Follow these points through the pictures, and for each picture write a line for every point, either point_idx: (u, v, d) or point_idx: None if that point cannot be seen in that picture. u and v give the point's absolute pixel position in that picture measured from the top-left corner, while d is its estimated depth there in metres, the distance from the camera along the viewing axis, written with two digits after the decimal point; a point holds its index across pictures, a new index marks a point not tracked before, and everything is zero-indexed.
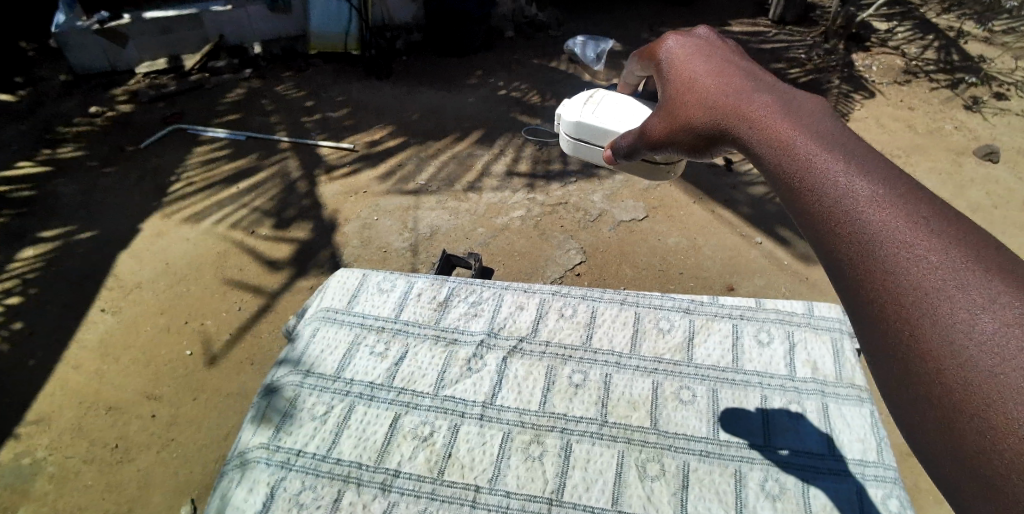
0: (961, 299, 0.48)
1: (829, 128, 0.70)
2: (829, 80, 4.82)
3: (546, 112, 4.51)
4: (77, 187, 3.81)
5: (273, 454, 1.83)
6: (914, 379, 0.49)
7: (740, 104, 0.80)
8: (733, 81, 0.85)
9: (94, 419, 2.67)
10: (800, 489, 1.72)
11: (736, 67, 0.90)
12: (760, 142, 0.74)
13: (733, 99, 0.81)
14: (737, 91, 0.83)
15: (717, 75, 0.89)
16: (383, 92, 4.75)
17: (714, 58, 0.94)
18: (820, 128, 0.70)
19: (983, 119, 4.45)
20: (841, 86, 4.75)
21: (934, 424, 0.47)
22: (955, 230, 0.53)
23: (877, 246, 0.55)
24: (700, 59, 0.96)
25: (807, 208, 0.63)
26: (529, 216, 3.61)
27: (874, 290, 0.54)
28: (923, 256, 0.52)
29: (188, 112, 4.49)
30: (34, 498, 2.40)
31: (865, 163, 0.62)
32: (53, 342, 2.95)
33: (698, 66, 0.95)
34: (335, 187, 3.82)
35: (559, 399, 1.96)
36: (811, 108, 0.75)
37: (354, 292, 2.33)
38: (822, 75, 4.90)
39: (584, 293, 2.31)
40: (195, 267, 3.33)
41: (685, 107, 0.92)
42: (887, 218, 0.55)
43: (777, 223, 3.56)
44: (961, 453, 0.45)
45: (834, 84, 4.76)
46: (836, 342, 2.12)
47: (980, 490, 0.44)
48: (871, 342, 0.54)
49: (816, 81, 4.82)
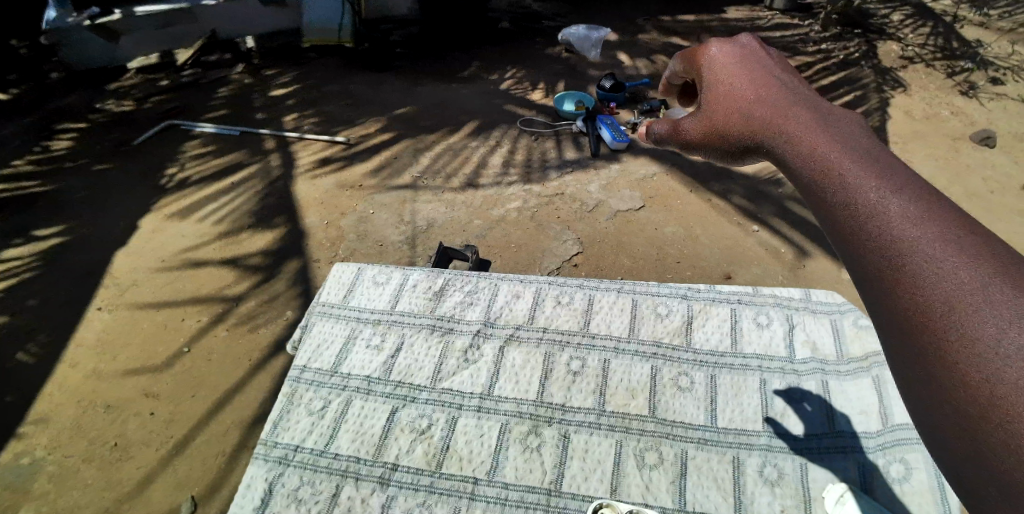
0: (991, 314, 0.52)
1: (857, 142, 0.75)
2: (863, 75, 4.71)
3: (540, 104, 4.49)
4: (70, 186, 3.77)
5: (271, 450, 1.83)
6: (941, 391, 0.54)
7: (774, 120, 0.86)
8: (768, 92, 0.91)
9: (92, 418, 2.66)
10: (799, 474, 1.74)
11: (767, 77, 0.95)
12: (793, 155, 0.79)
13: (767, 114, 0.88)
14: (768, 103, 0.89)
15: (752, 83, 0.96)
16: (377, 84, 4.73)
17: (752, 70, 0.98)
18: (851, 141, 0.75)
19: (979, 104, 4.44)
20: (874, 80, 4.66)
21: (959, 435, 0.52)
22: (983, 248, 0.57)
23: (908, 257, 0.59)
24: (733, 65, 1.02)
25: (834, 216, 0.68)
26: (525, 207, 3.60)
27: (901, 299, 0.58)
28: (952, 271, 0.56)
29: (182, 107, 4.45)
30: (35, 497, 2.40)
31: (904, 182, 0.66)
32: (52, 341, 2.95)
33: (732, 71, 1.00)
34: (330, 181, 3.81)
35: (557, 388, 1.96)
36: (842, 121, 0.81)
37: (350, 286, 2.31)
38: (848, 68, 4.81)
39: (581, 282, 2.29)
40: (191, 263, 3.31)
41: (720, 112, 0.98)
42: (919, 234, 0.60)
43: (774, 213, 3.55)
44: (980, 463, 0.50)
45: (867, 80, 4.66)
46: (835, 321, 2.11)
47: (993, 496, 0.49)
48: (900, 353, 0.58)
49: (844, 77, 4.71)
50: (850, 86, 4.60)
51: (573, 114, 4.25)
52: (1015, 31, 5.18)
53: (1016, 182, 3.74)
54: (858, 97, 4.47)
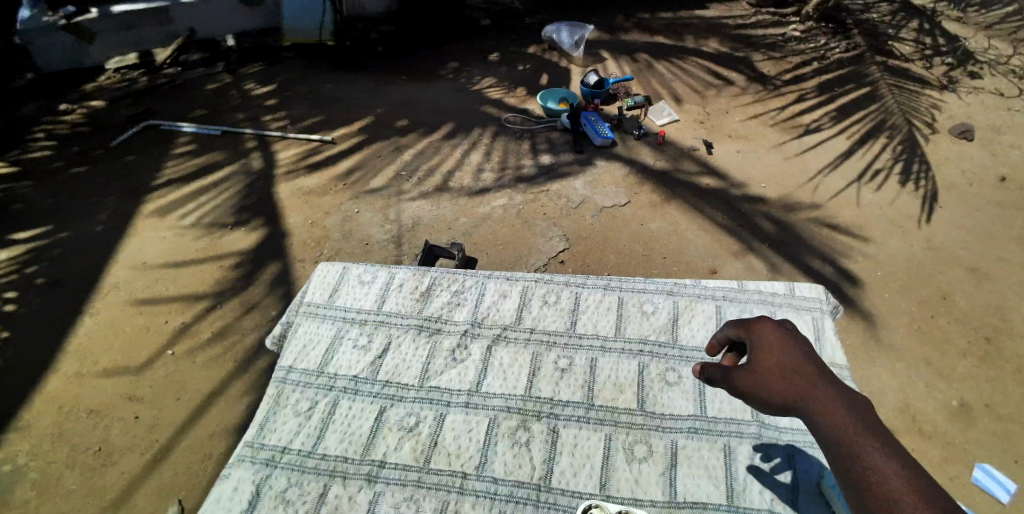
0: None
1: (908, 469, 1.05)
2: (874, 71, 4.60)
3: (524, 100, 4.47)
4: (48, 189, 3.69)
5: (258, 452, 1.82)
6: None
7: (842, 427, 1.12)
8: (826, 393, 1.18)
9: (74, 424, 2.61)
10: (787, 464, 1.76)
11: (820, 375, 1.22)
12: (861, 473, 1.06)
13: (833, 420, 1.13)
14: (830, 409, 1.15)
15: (807, 379, 1.21)
16: (359, 84, 4.68)
17: (808, 365, 1.23)
18: (902, 469, 1.05)
19: (958, 98, 4.49)
20: (888, 77, 4.54)
21: None
22: None
23: None
24: (787, 350, 1.26)
25: None
26: (511, 205, 3.59)
27: None
28: None
29: (160, 107, 4.37)
30: (16, 507, 2.36)
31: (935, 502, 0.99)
32: (31, 348, 2.89)
33: (788, 361, 1.24)
34: (313, 181, 3.77)
35: (545, 384, 1.96)
36: (888, 438, 1.10)
37: (335, 286, 2.29)
38: (860, 65, 4.71)
39: (568, 280, 2.29)
40: (173, 266, 3.26)
41: (783, 397, 1.21)
42: None
43: (758, 206, 3.57)
44: None
45: (880, 76, 4.53)
46: (817, 321, 2.13)
47: None
48: None
49: (853, 73, 4.59)
50: (863, 82, 4.46)
51: (556, 111, 4.23)
52: (991, 28, 5.25)
53: (993, 174, 3.81)
54: (867, 92, 4.32)
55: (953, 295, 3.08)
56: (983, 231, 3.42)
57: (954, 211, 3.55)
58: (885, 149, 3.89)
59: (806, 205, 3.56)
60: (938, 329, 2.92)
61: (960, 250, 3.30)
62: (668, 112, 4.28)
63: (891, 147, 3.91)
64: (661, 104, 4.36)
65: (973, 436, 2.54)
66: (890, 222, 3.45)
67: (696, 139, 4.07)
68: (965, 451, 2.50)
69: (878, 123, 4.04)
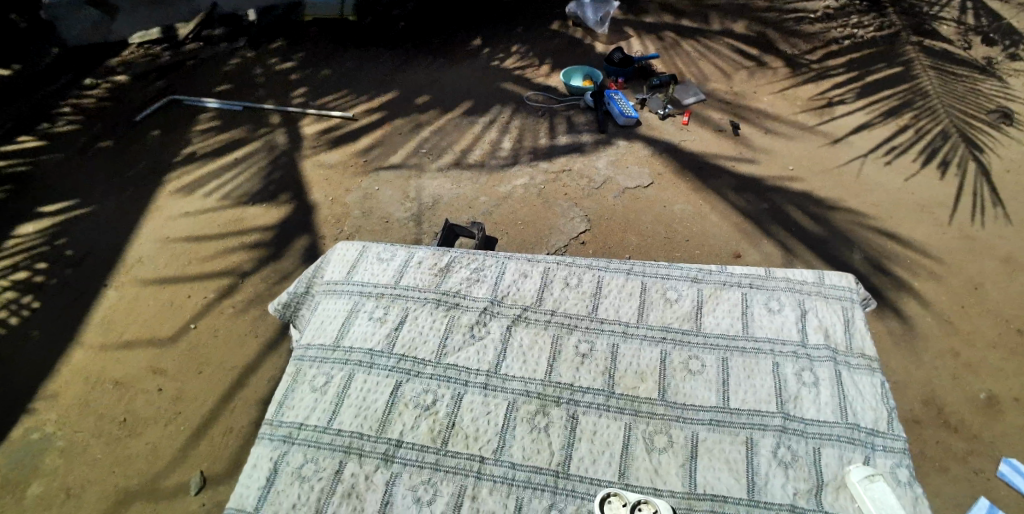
0: None
1: None
2: (909, 52, 4.33)
3: (547, 77, 4.37)
4: (75, 162, 3.74)
5: (276, 429, 1.83)
6: None
7: None
8: None
9: (100, 394, 2.66)
10: (811, 458, 1.71)
11: None
12: None
13: None
14: None
15: None
16: (381, 61, 4.59)
17: None
18: None
19: (999, 81, 4.15)
20: (925, 60, 4.26)
21: None
22: None
23: None
24: None
25: None
26: (531, 184, 3.54)
27: None
28: None
29: (183, 82, 4.37)
30: (45, 473, 2.43)
31: None
32: (57, 320, 2.94)
33: None
34: (332, 157, 3.75)
35: (565, 368, 1.93)
36: None
37: (354, 263, 2.28)
38: (893, 45, 4.44)
39: (590, 263, 2.25)
40: (195, 241, 3.28)
41: None
42: None
43: (787, 189, 3.46)
44: None
45: (917, 59, 4.27)
46: (847, 311, 2.06)
47: None
48: None
49: (884, 53, 4.38)
50: (898, 63, 4.26)
51: (579, 89, 4.11)
52: None
53: None
54: (899, 72, 4.16)
55: (985, 285, 2.95)
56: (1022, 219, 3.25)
57: (992, 198, 3.38)
58: (910, 129, 3.76)
59: (834, 189, 3.45)
60: (967, 321, 2.81)
61: (995, 239, 3.15)
62: (694, 91, 4.17)
63: (917, 127, 3.76)
64: (688, 82, 4.25)
65: (1000, 432, 2.45)
66: (924, 208, 3.32)
67: (723, 119, 3.94)
68: (991, 446, 2.42)
69: (909, 104, 3.91)
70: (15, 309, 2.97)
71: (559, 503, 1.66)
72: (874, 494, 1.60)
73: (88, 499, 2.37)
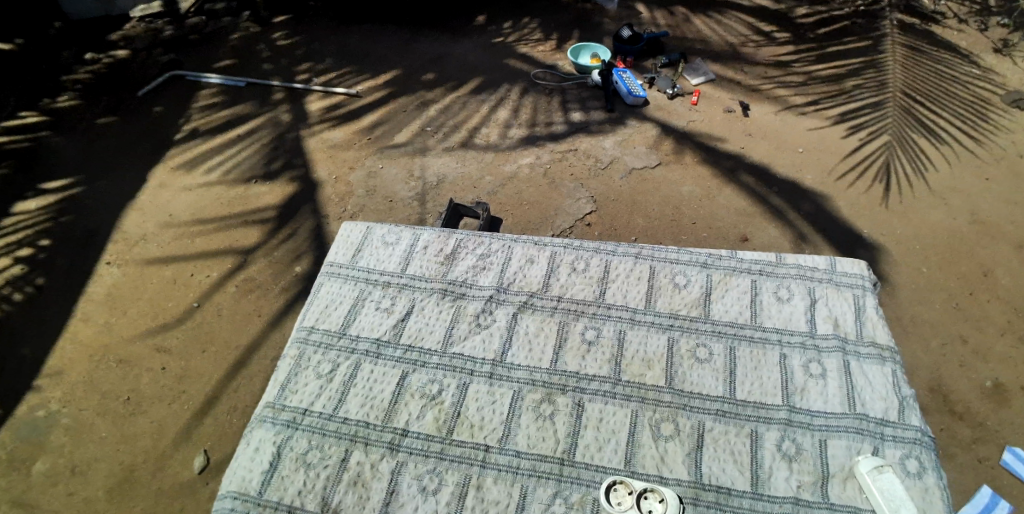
0: None
1: None
2: (886, 28, 4.20)
3: (554, 54, 4.26)
4: (77, 138, 3.69)
5: (280, 413, 1.83)
6: None
7: None
8: None
9: (105, 373, 2.67)
10: (818, 450, 1.70)
11: None
12: None
13: None
14: None
15: None
16: (384, 38, 4.47)
17: None
18: None
19: (1012, 63, 3.95)
20: (901, 38, 4.12)
21: None
22: None
23: None
24: None
25: None
26: (538, 163, 3.49)
27: None
28: None
29: (185, 57, 4.29)
30: (51, 450, 2.45)
31: None
32: (63, 297, 2.93)
33: None
34: (337, 135, 3.69)
35: (571, 357, 1.91)
36: None
37: (359, 246, 2.26)
38: (870, 20, 4.31)
39: (598, 247, 2.22)
40: (198, 220, 3.25)
41: None
42: None
43: (799, 170, 3.39)
44: None
45: (890, 35, 4.14)
46: (857, 299, 2.02)
47: None
48: None
49: (859, 25, 4.27)
50: (867, 37, 4.16)
51: (586, 67, 4.00)
52: None
53: None
54: (867, 46, 4.08)
55: (995, 271, 2.90)
56: None
57: (1003, 182, 3.28)
58: (842, 96, 3.77)
59: (844, 172, 3.37)
60: (977, 307, 2.77)
61: (1005, 224, 3.09)
62: (704, 69, 4.04)
63: (851, 95, 3.76)
64: (698, 61, 4.12)
65: (1007, 419, 2.43)
66: (932, 193, 3.25)
67: (732, 99, 3.84)
68: (997, 433, 2.40)
69: (856, 74, 3.87)
70: (19, 286, 2.96)
71: (564, 492, 1.65)
72: (882, 484, 1.58)
73: (93, 477, 2.38)
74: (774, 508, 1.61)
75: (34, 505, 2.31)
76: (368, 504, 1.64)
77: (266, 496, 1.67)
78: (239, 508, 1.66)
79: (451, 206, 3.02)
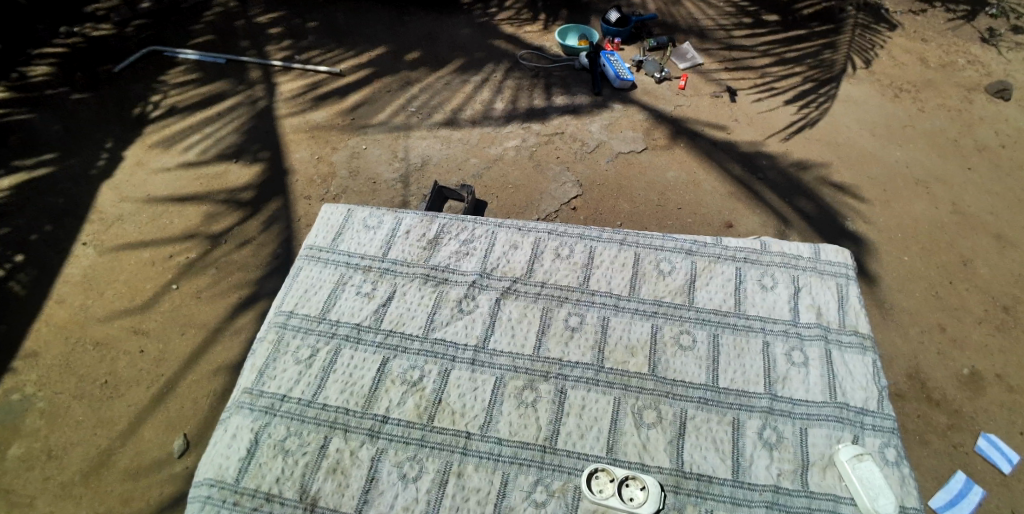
0: None
1: None
2: (850, 9, 4.18)
3: (544, 34, 4.17)
4: (51, 115, 3.56)
5: (257, 400, 1.80)
6: None
7: None
8: None
9: (83, 355, 2.61)
10: (797, 438, 1.71)
11: None
12: None
13: None
14: None
15: None
16: (371, 14, 4.34)
17: None
18: None
19: (998, 54, 3.97)
20: (862, 17, 4.18)
21: None
22: None
23: None
24: None
25: None
26: (524, 146, 3.44)
27: None
28: None
29: (163, 32, 4.14)
30: (27, 434, 2.40)
31: None
32: (37, 278, 2.84)
33: None
34: (319, 114, 3.61)
35: (554, 344, 1.89)
36: None
37: (339, 229, 2.21)
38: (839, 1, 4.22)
39: (583, 232, 2.19)
40: (178, 199, 3.17)
41: None
42: None
43: (785, 156, 3.38)
44: None
45: (851, 17, 4.15)
46: (841, 288, 2.02)
47: None
48: None
49: (837, 9, 4.15)
50: (834, 21, 4.11)
51: (575, 49, 3.93)
52: None
53: None
54: (833, 29, 4.06)
55: (974, 261, 2.93)
56: (1014, 195, 3.19)
57: (985, 174, 3.30)
58: (797, 77, 3.80)
59: (830, 159, 3.37)
60: (954, 296, 2.81)
61: (984, 214, 3.12)
62: (692, 54, 3.97)
63: (805, 76, 3.79)
64: (687, 45, 4.03)
65: (981, 406, 2.48)
66: (915, 182, 3.26)
67: (718, 84, 3.79)
68: (971, 421, 2.44)
69: (813, 55, 3.89)
70: None
71: (546, 479, 1.64)
72: (862, 473, 1.60)
73: (69, 460, 2.34)
74: (754, 495, 1.62)
75: (8, 489, 2.27)
76: (348, 492, 1.62)
77: (244, 484, 1.65)
78: (217, 495, 1.63)
79: (432, 194, 2.98)
